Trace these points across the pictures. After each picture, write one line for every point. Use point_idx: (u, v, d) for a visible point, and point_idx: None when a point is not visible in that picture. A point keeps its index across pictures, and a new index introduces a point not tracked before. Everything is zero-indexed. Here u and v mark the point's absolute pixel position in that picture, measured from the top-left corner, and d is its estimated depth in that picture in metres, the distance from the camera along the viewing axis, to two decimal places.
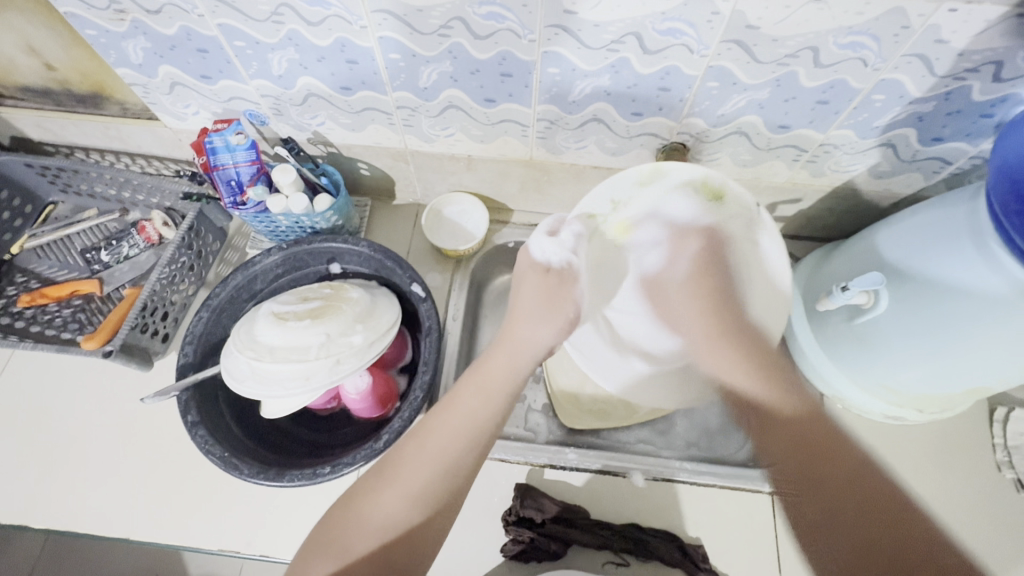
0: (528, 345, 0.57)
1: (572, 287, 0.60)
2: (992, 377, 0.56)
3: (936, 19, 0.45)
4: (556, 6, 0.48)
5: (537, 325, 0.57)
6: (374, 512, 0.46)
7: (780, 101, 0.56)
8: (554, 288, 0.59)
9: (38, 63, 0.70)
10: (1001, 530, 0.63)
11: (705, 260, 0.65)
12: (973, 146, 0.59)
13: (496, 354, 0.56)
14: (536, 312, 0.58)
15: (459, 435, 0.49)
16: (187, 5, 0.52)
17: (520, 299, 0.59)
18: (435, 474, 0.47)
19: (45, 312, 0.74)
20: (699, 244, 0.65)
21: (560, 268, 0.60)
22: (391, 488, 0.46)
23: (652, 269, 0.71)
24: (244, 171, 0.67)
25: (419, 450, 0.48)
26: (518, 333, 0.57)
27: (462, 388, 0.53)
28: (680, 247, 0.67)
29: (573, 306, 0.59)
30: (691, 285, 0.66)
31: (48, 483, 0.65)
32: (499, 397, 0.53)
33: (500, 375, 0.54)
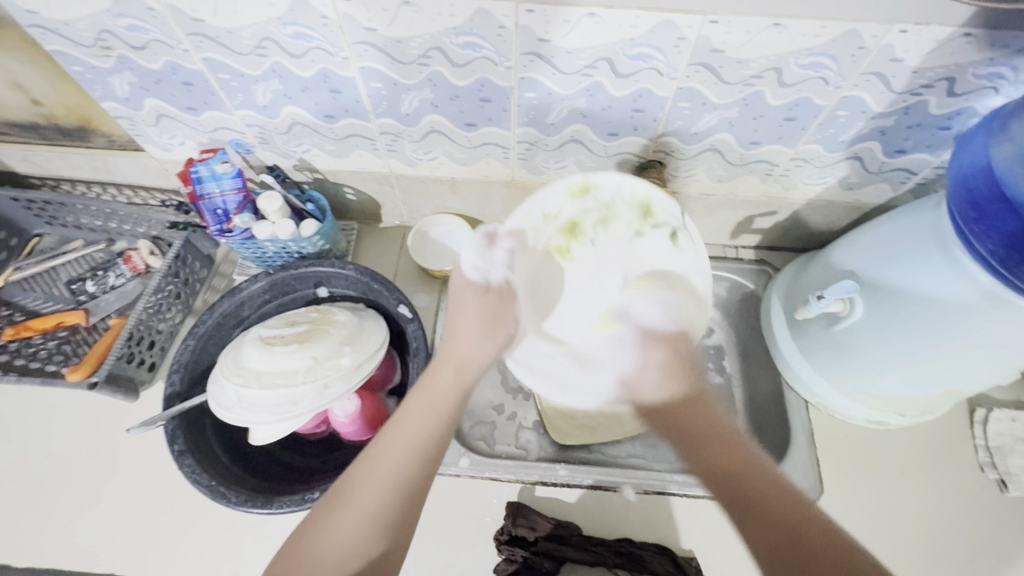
0: (471, 362, 0.52)
1: (512, 305, 0.55)
2: (967, 380, 0.58)
3: (889, 39, 0.47)
4: (530, 34, 0.50)
5: (472, 340, 0.52)
6: (332, 543, 0.43)
7: (749, 119, 0.58)
8: (493, 309, 0.54)
9: (24, 99, 0.71)
10: (987, 532, 0.64)
11: (677, 363, 0.49)
12: (935, 157, 0.61)
13: (441, 372, 0.51)
14: (474, 329, 0.53)
15: (410, 454, 0.47)
16: (173, 40, 0.54)
17: (463, 310, 0.54)
18: (388, 492, 0.45)
19: (30, 345, 0.73)
20: (666, 354, 0.50)
21: (498, 286, 0.55)
22: (339, 518, 0.44)
23: (626, 374, 0.51)
24: (230, 199, 0.68)
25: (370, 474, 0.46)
26: (460, 346, 0.52)
27: (411, 401, 0.50)
28: (650, 357, 0.50)
29: (513, 323, 0.55)
30: (665, 391, 0.48)
31: (34, 521, 0.64)
32: (448, 407, 0.50)
33: (448, 395, 0.50)
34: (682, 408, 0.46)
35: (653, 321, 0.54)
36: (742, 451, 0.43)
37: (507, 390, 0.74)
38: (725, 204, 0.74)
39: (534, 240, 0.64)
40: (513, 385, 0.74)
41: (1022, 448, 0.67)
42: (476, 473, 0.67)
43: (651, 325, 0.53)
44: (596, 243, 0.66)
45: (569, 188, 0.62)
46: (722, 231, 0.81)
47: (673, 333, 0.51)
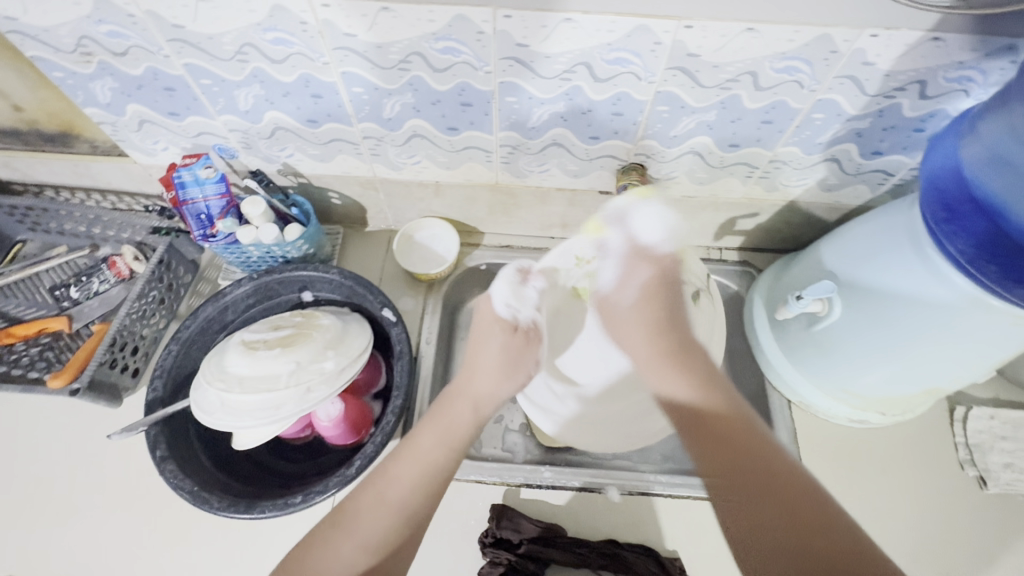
0: (490, 399, 0.56)
1: (535, 344, 0.61)
2: (944, 378, 0.59)
3: (860, 44, 0.48)
4: (508, 40, 0.50)
5: (491, 380, 0.57)
6: (335, 563, 0.45)
7: (727, 122, 0.59)
8: (518, 348, 0.59)
9: (6, 105, 0.71)
10: (965, 528, 0.65)
11: (659, 283, 0.60)
12: (911, 159, 0.62)
13: (458, 404, 0.55)
14: (494, 368, 0.58)
15: (419, 480, 0.49)
16: (153, 46, 0.54)
17: (487, 352, 0.58)
18: (391, 518, 0.47)
19: (12, 352, 0.72)
20: (653, 274, 0.60)
21: (525, 326, 0.61)
22: (344, 539, 0.46)
23: (604, 287, 0.63)
24: (214, 204, 0.68)
25: (377, 498, 0.48)
26: (478, 385, 0.57)
27: (421, 430, 0.53)
28: (635, 273, 0.61)
29: (534, 365, 0.60)
30: (641, 305, 0.58)
31: (16, 529, 0.64)
32: (456, 440, 0.52)
33: (461, 425, 0.53)
34: (649, 322, 0.57)
35: (614, 269, 0.62)
36: (753, 450, 0.44)
37: None
38: (708, 206, 0.74)
39: (563, 280, 0.68)
40: None
41: (1001, 446, 0.68)
42: (461, 475, 0.67)
43: (643, 241, 0.62)
44: None
45: (588, 231, 0.65)
46: (705, 233, 0.81)
47: (661, 253, 0.61)
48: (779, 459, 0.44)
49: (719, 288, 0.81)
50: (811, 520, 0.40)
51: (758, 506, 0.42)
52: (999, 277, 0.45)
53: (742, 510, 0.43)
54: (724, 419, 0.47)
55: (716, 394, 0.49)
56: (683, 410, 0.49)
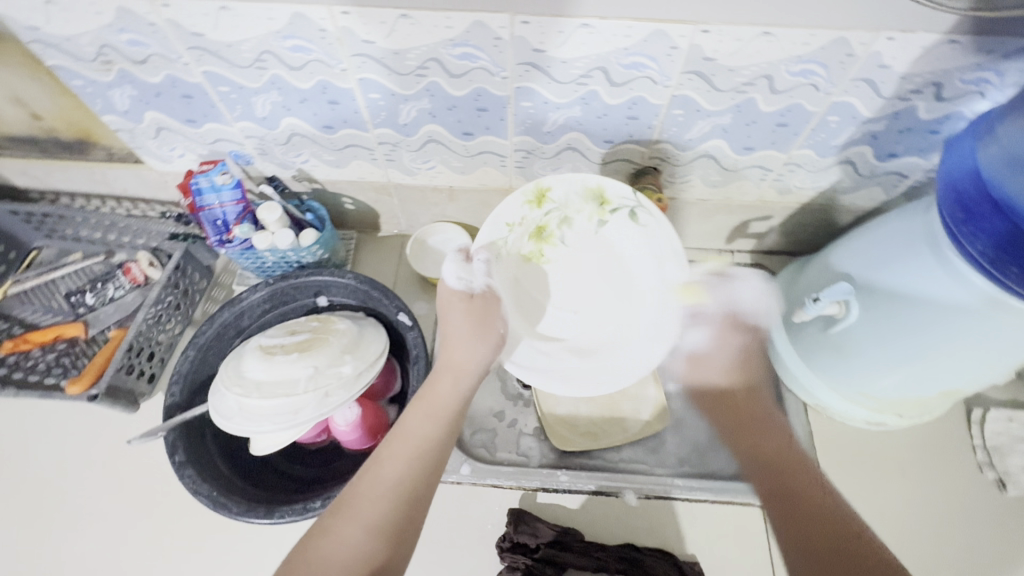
0: (467, 366, 0.55)
1: (495, 307, 0.59)
2: (963, 380, 0.58)
3: (876, 47, 0.48)
4: (525, 45, 0.51)
5: (465, 347, 0.55)
6: (335, 549, 0.43)
7: (742, 126, 0.59)
8: (482, 311, 0.58)
9: (24, 113, 0.72)
10: (986, 532, 0.64)
11: (748, 353, 0.62)
12: (926, 161, 0.62)
13: (440, 380, 0.54)
14: (466, 335, 0.56)
15: (411, 456, 0.48)
16: (173, 54, 0.55)
17: (451, 319, 0.57)
18: (388, 497, 0.46)
19: (28, 358, 0.73)
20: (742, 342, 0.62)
21: (481, 291, 0.59)
22: (343, 523, 0.45)
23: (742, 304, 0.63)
24: (230, 210, 0.68)
25: (371, 479, 0.47)
26: (455, 354, 0.55)
27: (410, 410, 0.52)
28: (726, 338, 0.62)
29: (500, 323, 0.59)
30: (736, 365, 0.61)
31: (33, 536, 0.64)
32: (447, 416, 0.52)
33: (447, 400, 0.53)
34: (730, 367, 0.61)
35: (705, 330, 0.63)
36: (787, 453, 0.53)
37: (506, 397, 0.74)
38: (721, 209, 0.75)
39: (507, 249, 0.66)
40: (513, 392, 0.74)
41: (1020, 448, 0.68)
42: (478, 479, 0.67)
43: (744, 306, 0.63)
44: (567, 242, 0.68)
45: (525, 197, 0.66)
46: (717, 236, 0.81)
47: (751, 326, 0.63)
48: (814, 476, 0.51)
49: None
50: (839, 530, 0.45)
51: (788, 511, 0.48)
52: (1020, 278, 0.44)
53: (786, 516, 0.48)
54: (761, 423, 0.57)
55: (743, 380, 0.61)
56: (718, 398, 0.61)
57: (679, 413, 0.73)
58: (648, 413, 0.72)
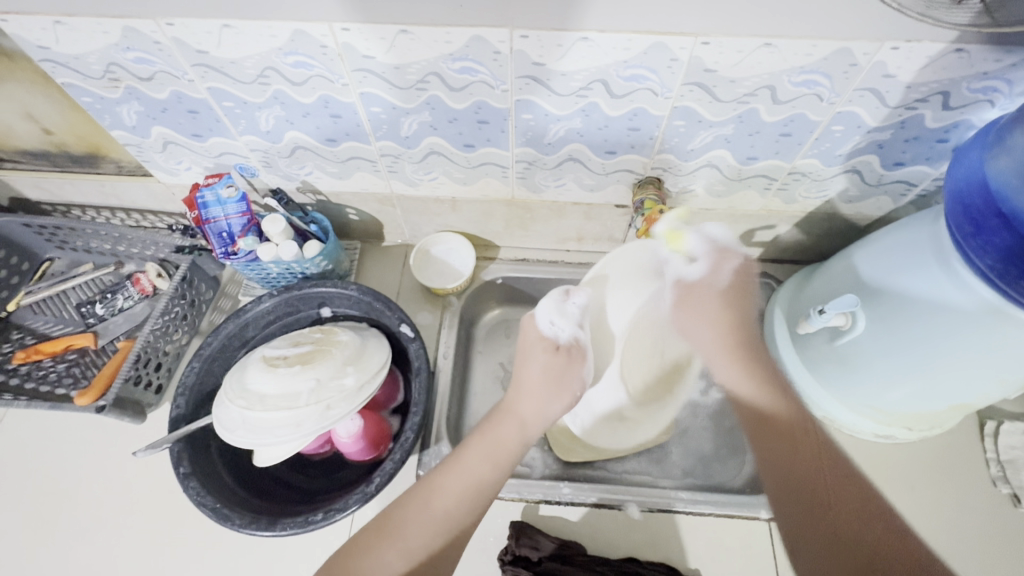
0: (535, 420, 0.57)
1: (580, 367, 0.61)
2: (973, 393, 0.57)
3: (881, 56, 0.48)
4: (525, 59, 0.51)
5: (537, 398, 0.58)
6: (375, 568, 0.48)
7: (745, 136, 0.59)
8: (561, 369, 0.59)
9: (36, 128, 0.73)
10: (1001, 548, 0.62)
11: (742, 284, 0.59)
12: (935, 169, 0.61)
13: (504, 424, 0.56)
14: (544, 390, 0.58)
15: (463, 492, 0.52)
16: (178, 71, 0.56)
17: (532, 355, 0.60)
18: (432, 530, 0.50)
19: (40, 368, 0.74)
20: (739, 263, 0.59)
21: (568, 345, 0.61)
22: (391, 548, 0.49)
23: (688, 277, 0.59)
24: (235, 222, 0.69)
25: (425, 513, 0.50)
26: (523, 405, 0.58)
27: (467, 450, 0.54)
28: (722, 262, 0.59)
29: (580, 384, 0.60)
30: (728, 295, 0.58)
31: (43, 544, 0.65)
32: (504, 456, 0.54)
33: (511, 445, 0.55)
34: (719, 316, 0.58)
35: (697, 261, 0.59)
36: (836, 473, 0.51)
37: None
38: (726, 218, 0.74)
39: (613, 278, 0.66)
40: None
41: None
42: None
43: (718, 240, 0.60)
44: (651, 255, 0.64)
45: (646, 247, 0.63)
46: None
47: (737, 250, 0.60)
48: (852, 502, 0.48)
49: None
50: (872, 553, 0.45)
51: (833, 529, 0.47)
52: None
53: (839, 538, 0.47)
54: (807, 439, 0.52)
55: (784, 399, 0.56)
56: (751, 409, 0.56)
57: (683, 423, 0.75)
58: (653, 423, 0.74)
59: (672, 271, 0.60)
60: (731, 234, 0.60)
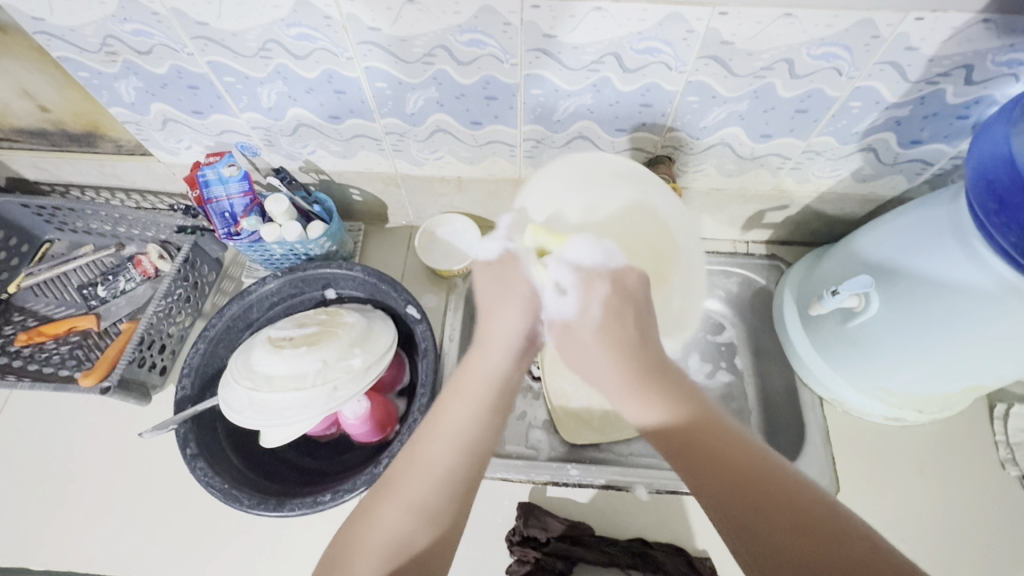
0: (502, 340, 0.49)
1: (518, 267, 0.50)
2: (987, 375, 0.56)
3: (904, 28, 0.46)
4: (535, 30, 0.49)
5: (500, 322, 0.49)
6: (375, 531, 0.41)
7: (759, 113, 0.57)
8: (499, 276, 0.50)
9: (33, 106, 0.71)
10: (1009, 529, 0.62)
11: (623, 302, 0.45)
12: (952, 147, 0.60)
13: (473, 357, 0.49)
14: (493, 303, 0.50)
15: (456, 436, 0.44)
16: (177, 44, 0.54)
17: (479, 297, 0.51)
18: (430, 481, 0.43)
19: (43, 350, 0.73)
20: (612, 288, 0.45)
21: (499, 255, 0.51)
22: (388, 506, 0.42)
23: (560, 318, 0.47)
24: (237, 203, 0.67)
25: (415, 465, 0.44)
26: (488, 331, 0.49)
27: (443, 398, 0.47)
28: (591, 294, 0.45)
29: (525, 283, 0.49)
30: (606, 333, 0.44)
31: (51, 526, 0.65)
32: (486, 395, 0.47)
33: (485, 376, 0.48)
34: (613, 350, 0.43)
35: (568, 297, 0.46)
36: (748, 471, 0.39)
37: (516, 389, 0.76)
38: (736, 199, 0.73)
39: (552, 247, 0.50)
40: (523, 384, 0.76)
41: None
42: (489, 473, 0.66)
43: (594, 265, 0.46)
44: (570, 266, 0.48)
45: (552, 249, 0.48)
46: (732, 226, 0.79)
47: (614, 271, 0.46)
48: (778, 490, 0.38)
49: (745, 282, 0.80)
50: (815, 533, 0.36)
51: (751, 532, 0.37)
52: None
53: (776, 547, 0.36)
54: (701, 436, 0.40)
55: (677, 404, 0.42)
56: (663, 438, 0.41)
57: None
58: None
59: (545, 308, 0.47)
60: (608, 251, 0.47)
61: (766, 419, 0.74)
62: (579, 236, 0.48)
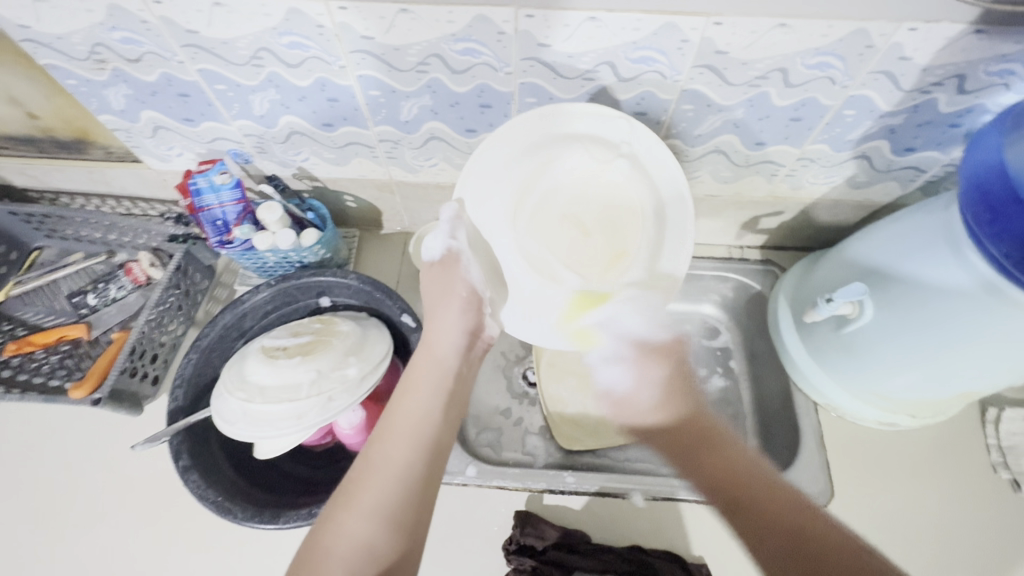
0: (447, 342, 0.55)
1: (458, 268, 0.59)
2: (981, 381, 0.57)
3: (897, 38, 0.46)
4: (530, 39, 0.49)
5: (443, 322, 0.56)
6: (337, 540, 0.42)
7: (754, 120, 0.57)
8: (439, 276, 0.59)
9: (20, 113, 0.70)
10: (1000, 532, 0.63)
11: (679, 378, 0.53)
12: (945, 155, 0.60)
13: (420, 361, 0.54)
14: (436, 305, 0.58)
15: (412, 438, 0.48)
16: (167, 52, 0.53)
17: (427, 298, 0.59)
18: (388, 482, 0.45)
19: (33, 360, 0.72)
20: (667, 370, 0.54)
21: (443, 256, 0.59)
22: (347, 513, 0.43)
23: (616, 387, 0.55)
24: (230, 210, 0.67)
25: (373, 468, 0.46)
26: (432, 333, 0.56)
27: (396, 398, 0.51)
28: (647, 371, 0.54)
29: (462, 281, 0.58)
30: (659, 412, 0.52)
31: (42, 539, 0.64)
32: (438, 389, 0.52)
33: (434, 376, 0.53)
34: (671, 402, 0.52)
35: (623, 368, 0.55)
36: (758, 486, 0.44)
37: (512, 395, 0.76)
38: (731, 205, 0.73)
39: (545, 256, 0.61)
40: (518, 391, 0.76)
41: None
42: (484, 482, 0.66)
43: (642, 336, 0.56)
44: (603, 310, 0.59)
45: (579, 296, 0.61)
46: (726, 232, 0.80)
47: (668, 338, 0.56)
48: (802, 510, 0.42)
49: (740, 287, 0.80)
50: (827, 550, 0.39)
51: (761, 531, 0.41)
52: None
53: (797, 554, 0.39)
54: (709, 437, 0.49)
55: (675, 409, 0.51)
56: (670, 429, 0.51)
57: None
58: None
59: (602, 379, 0.56)
60: (653, 321, 0.57)
61: (760, 424, 0.74)
62: (619, 295, 0.60)
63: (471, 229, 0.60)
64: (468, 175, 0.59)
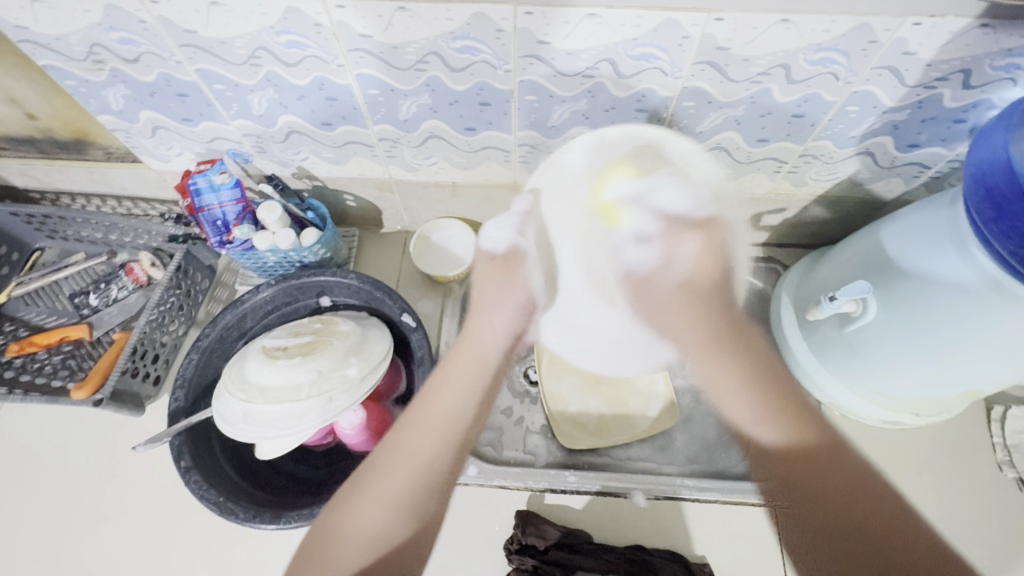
0: (489, 337, 0.55)
1: (520, 268, 0.54)
2: (986, 380, 0.56)
3: (902, 33, 0.46)
4: (528, 37, 0.48)
5: (495, 321, 0.54)
6: (358, 524, 0.46)
7: (756, 117, 0.57)
8: (500, 272, 0.54)
9: (19, 113, 0.70)
10: (1005, 530, 0.63)
11: (709, 251, 0.49)
12: (950, 151, 0.59)
13: (460, 353, 0.54)
14: (490, 302, 0.55)
15: (439, 436, 0.50)
16: (165, 52, 0.53)
17: (478, 288, 0.56)
18: (414, 477, 0.48)
19: (35, 361, 0.73)
20: (699, 237, 0.49)
21: (506, 252, 0.54)
22: (369, 502, 0.47)
23: (640, 267, 0.49)
24: (230, 210, 0.67)
25: (397, 461, 0.48)
26: (478, 327, 0.55)
27: (430, 389, 0.52)
28: (681, 244, 0.49)
29: (523, 287, 0.54)
30: (683, 294, 0.50)
31: (46, 539, 0.64)
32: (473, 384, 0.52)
33: (471, 371, 0.53)
34: (692, 314, 0.50)
35: (649, 244, 0.48)
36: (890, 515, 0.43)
37: (513, 394, 0.74)
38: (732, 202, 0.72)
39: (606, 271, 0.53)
40: (520, 389, 0.74)
41: None
42: (484, 482, 0.67)
43: (675, 212, 0.47)
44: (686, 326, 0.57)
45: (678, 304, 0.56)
46: None
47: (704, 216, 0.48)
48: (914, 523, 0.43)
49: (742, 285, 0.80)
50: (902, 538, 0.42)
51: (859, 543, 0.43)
52: None
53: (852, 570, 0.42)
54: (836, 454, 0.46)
55: (810, 428, 0.47)
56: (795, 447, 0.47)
57: None
58: (657, 409, 0.71)
59: (625, 259, 0.48)
60: (694, 198, 0.47)
61: None
62: (662, 174, 0.46)
63: (540, 227, 0.51)
64: (544, 172, 0.52)
